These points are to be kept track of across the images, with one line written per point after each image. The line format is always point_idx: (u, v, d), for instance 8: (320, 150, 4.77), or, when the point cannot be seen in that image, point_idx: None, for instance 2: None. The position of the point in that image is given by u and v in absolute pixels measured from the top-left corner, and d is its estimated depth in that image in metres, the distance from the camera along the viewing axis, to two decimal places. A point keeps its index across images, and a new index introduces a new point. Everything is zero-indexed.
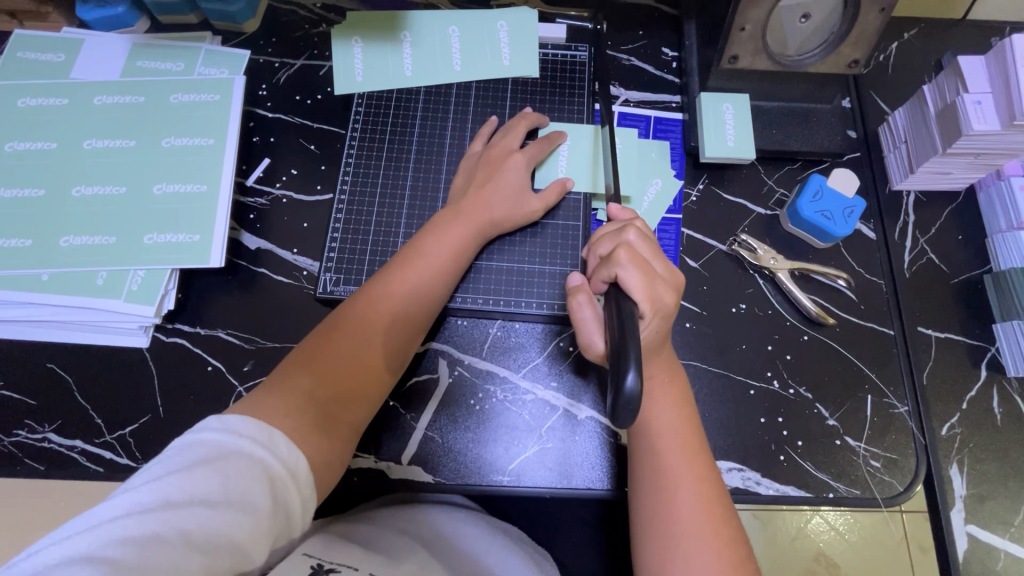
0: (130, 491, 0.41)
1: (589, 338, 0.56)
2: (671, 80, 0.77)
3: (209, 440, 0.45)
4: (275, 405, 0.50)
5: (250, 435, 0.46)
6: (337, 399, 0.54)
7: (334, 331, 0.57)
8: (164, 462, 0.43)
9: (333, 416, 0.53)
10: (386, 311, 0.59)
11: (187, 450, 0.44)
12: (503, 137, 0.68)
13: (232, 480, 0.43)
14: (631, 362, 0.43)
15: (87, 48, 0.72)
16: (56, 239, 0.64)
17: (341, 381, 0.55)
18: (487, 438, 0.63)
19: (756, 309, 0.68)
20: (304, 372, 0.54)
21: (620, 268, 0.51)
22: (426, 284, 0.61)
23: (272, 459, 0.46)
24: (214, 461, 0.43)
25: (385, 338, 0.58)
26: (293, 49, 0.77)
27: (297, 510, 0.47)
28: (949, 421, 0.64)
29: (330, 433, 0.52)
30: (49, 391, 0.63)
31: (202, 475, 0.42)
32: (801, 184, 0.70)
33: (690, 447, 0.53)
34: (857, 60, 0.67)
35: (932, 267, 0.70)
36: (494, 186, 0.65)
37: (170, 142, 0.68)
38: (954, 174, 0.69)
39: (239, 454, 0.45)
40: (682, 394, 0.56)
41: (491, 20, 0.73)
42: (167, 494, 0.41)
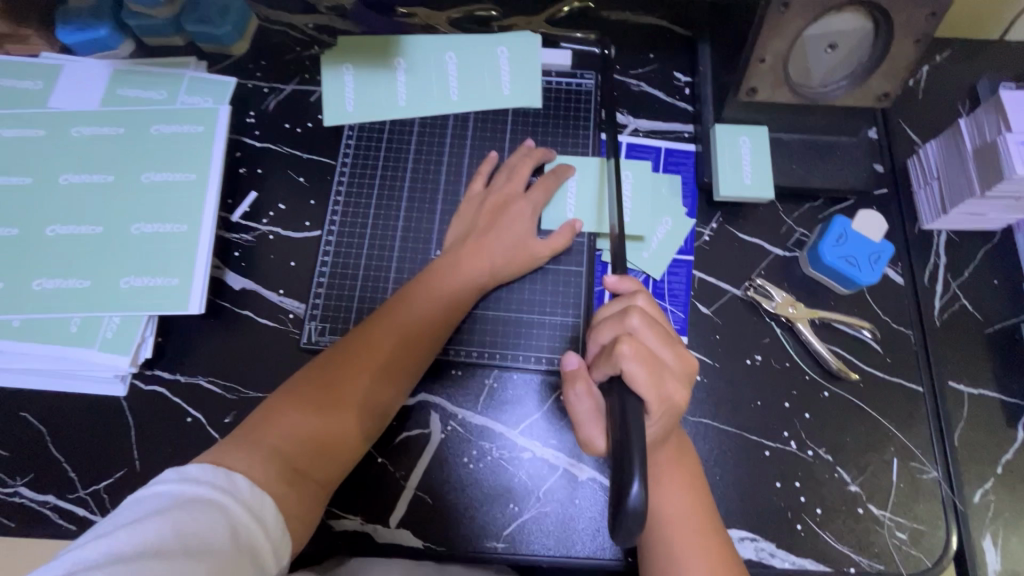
0: (75, 553, 0.38)
1: (590, 435, 0.52)
2: (684, 108, 0.72)
3: (162, 489, 0.42)
4: (244, 450, 0.48)
5: (208, 478, 0.43)
6: (313, 451, 0.51)
7: (317, 375, 0.54)
8: (114, 519, 0.40)
9: (306, 470, 0.50)
10: (374, 359, 0.55)
11: (138, 504, 0.41)
12: (511, 176, 0.64)
13: (187, 523, 0.40)
14: (636, 473, 0.39)
15: (66, 74, 0.69)
16: (29, 282, 0.60)
17: (319, 431, 0.51)
18: (481, 501, 0.59)
19: (773, 360, 0.63)
20: (280, 418, 0.51)
21: (625, 361, 0.46)
22: (414, 327, 0.57)
23: (232, 504, 0.43)
24: (169, 508, 0.40)
25: (371, 389, 0.54)
26: (282, 74, 0.73)
27: (265, 558, 0.43)
28: (982, 487, 0.60)
29: (302, 487, 0.49)
30: (22, 442, 0.60)
31: (153, 524, 0.39)
32: (823, 224, 0.65)
33: (702, 537, 0.48)
34: (887, 93, 0.61)
35: (965, 316, 0.64)
36: (499, 232, 0.61)
37: (150, 177, 0.65)
38: (991, 215, 0.64)
39: (195, 500, 0.41)
40: (692, 476, 0.51)
41: (491, 46, 0.69)
42: (114, 545, 0.38)
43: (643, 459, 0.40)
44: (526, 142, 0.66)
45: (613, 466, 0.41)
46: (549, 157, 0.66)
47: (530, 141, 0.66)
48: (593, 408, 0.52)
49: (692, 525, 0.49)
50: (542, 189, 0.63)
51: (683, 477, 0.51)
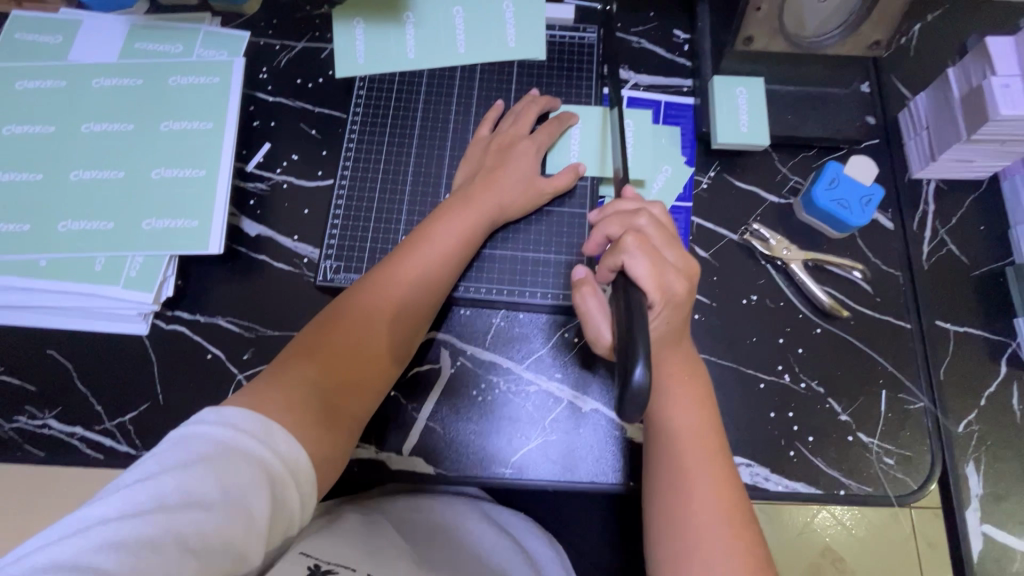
0: (126, 488, 0.41)
1: (597, 330, 0.55)
2: (683, 63, 0.74)
3: (203, 435, 0.44)
4: (274, 399, 0.49)
5: (243, 427, 0.45)
6: (338, 394, 0.53)
7: (335, 323, 0.56)
8: (160, 459, 0.43)
9: (335, 412, 0.52)
10: (390, 302, 0.57)
11: (181, 447, 0.43)
12: (515, 122, 0.66)
13: (227, 477, 0.42)
14: (639, 353, 0.42)
15: (85, 29, 0.71)
16: (54, 225, 0.63)
17: (343, 376, 0.53)
18: (490, 430, 0.62)
19: (768, 300, 0.66)
20: (303, 365, 0.53)
21: (629, 254, 0.50)
22: (431, 277, 0.59)
23: (269, 455, 0.45)
24: (210, 459, 0.43)
25: (388, 331, 0.57)
26: (294, 31, 0.75)
27: (296, 507, 0.46)
28: (966, 418, 0.62)
29: (333, 428, 0.51)
30: (49, 378, 0.63)
31: (197, 475, 0.42)
32: (816, 171, 0.67)
33: (710, 449, 0.51)
34: (878, 42, 0.64)
35: (952, 259, 0.67)
36: (504, 173, 0.63)
37: (168, 125, 0.67)
38: (978, 161, 0.66)
39: (235, 451, 0.44)
40: (704, 393, 0.54)
41: (497, 1, 0.71)
42: (162, 495, 0.40)
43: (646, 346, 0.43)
44: (531, 91, 0.69)
45: (619, 347, 0.44)
46: (552, 105, 0.68)
47: (535, 90, 0.69)
48: (601, 308, 0.56)
49: (701, 436, 0.52)
50: (544, 134, 0.66)
51: (697, 393, 0.54)
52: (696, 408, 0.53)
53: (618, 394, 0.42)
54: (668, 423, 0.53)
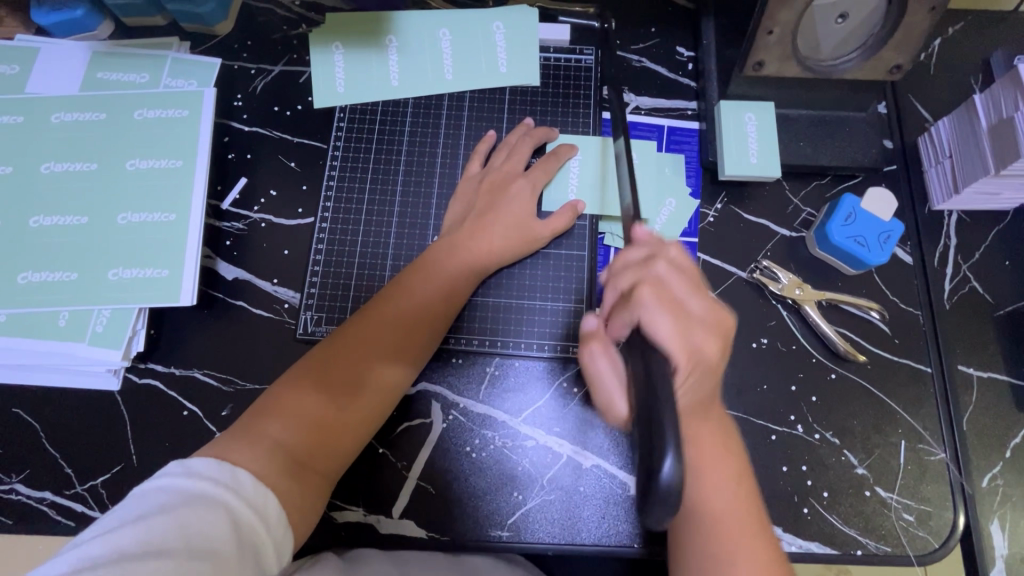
0: (77, 547, 0.37)
1: (610, 392, 0.50)
2: (687, 84, 0.69)
3: (165, 485, 0.41)
4: (240, 446, 0.46)
5: (207, 473, 0.42)
6: (312, 445, 0.49)
7: (315, 365, 0.52)
8: (119, 513, 0.39)
9: (306, 465, 0.49)
10: (375, 347, 0.54)
11: (142, 499, 0.40)
12: (509, 158, 0.62)
13: (192, 524, 0.39)
14: (667, 432, 0.36)
15: (44, 57, 0.66)
16: (14, 276, 0.58)
17: (319, 425, 0.50)
18: (485, 489, 0.58)
19: (779, 344, 0.62)
20: (277, 410, 0.50)
21: (644, 312, 0.45)
22: (417, 316, 0.55)
23: (236, 500, 0.42)
24: (172, 506, 0.40)
25: (372, 379, 0.53)
26: (269, 55, 0.70)
27: (269, 553, 0.42)
28: (991, 470, 0.59)
29: (302, 485, 0.48)
30: (15, 438, 0.59)
31: (158, 523, 0.38)
32: (831, 204, 0.63)
33: (749, 528, 0.47)
34: (899, 66, 0.59)
35: (975, 297, 0.63)
36: (495, 216, 0.59)
37: (135, 164, 0.62)
38: (1004, 193, 0.62)
39: (200, 497, 0.41)
40: (739, 468, 0.50)
41: (486, 21, 0.66)
42: (119, 544, 0.37)
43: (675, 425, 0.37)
44: (525, 122, 0.64)
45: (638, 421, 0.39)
46: (549, 137, 0.63)
47: (529, 120, 0.64)
48: (612, 368, 0.50)
49: (740, 517, 0.48)
50: (541, 171, 0.61)
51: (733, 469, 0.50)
52: (735, 486, 0.49)
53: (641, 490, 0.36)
54: (710, 504, 0.48)
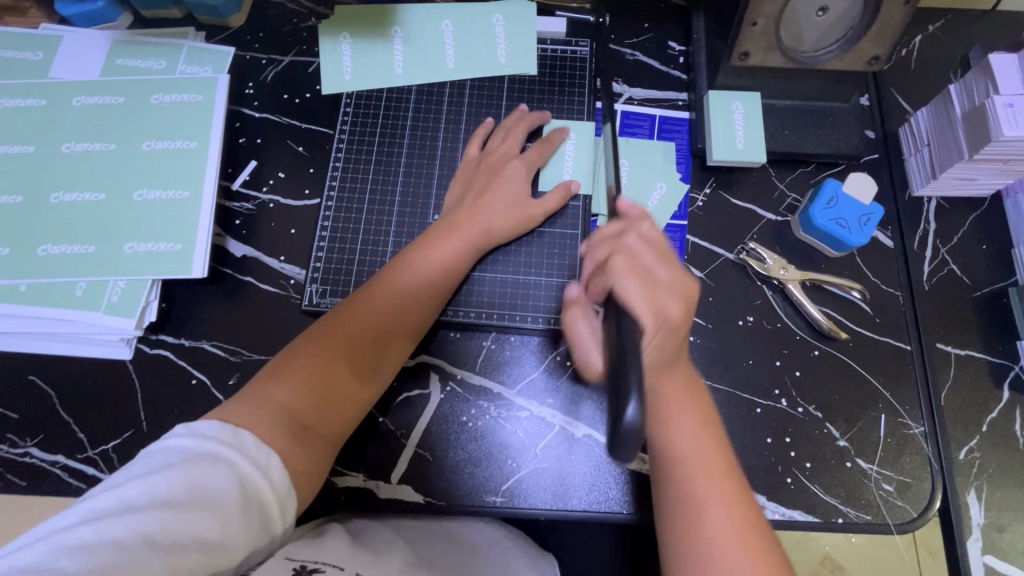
0: (91, 498, 0.40)
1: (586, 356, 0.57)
2: (678, 76, 0.73)
3: (171, 445, 0.44)
4: (247, 410, 0.49)
5: (209, 434, 0.45)
6: (316, 410, 0.52)
7: (319, 335, 0.55)
8: (130, 469, 0.42)
9: (310, 428, 0.51)
10: (377, 318, 0.56)
11: (150, 457, 0.43)
12: (501, 141, 0.65)
13: (195, 479, 0.42)
14: (632, 388, 0.40)
15: (66, 45, 0.70)
16: (34, 248, 0.61)
17: (323, 391, 0.53)
18: (481, 457, 0.61)
19: (765, 322, 0.64)
20: (281, 379, 0.52)
21: (616, 276, 0.51)
22: (415, 292, 0.58)
23: (239, 458, 0.44)
24: (176, 464, 0.42)
25: (374, 348, 0.56)
26: (280, 45, 0.73)
27: (271, 506, 0.45)
28: (967, 444, 0.61)
29: (307, 447, 0.50)
30: (30, 405, 0.62)
31: (162, 480, 0.41)
32: (815, 189, 0.66)
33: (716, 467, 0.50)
34: (878, 57, 0.62)
35: (953, 279, 0.66)
36: (490, 196, 0.62)
37: (150, 145, 0.65)
38: (980, 179, 0.65)
39: (203, 455, 0.43)
40: (705, 415, 0.53)
41: (487, 14, 0.69)
42: (127, 497, 0.40)
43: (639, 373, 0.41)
44: (519, 107, 0.67)
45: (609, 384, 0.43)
46: (542, 120, 0.67)
47: (522, 106, 0.67)
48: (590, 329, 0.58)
49: (706, 453, 0.51)
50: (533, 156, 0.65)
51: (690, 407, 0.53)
52: (694, 426, 0.52)
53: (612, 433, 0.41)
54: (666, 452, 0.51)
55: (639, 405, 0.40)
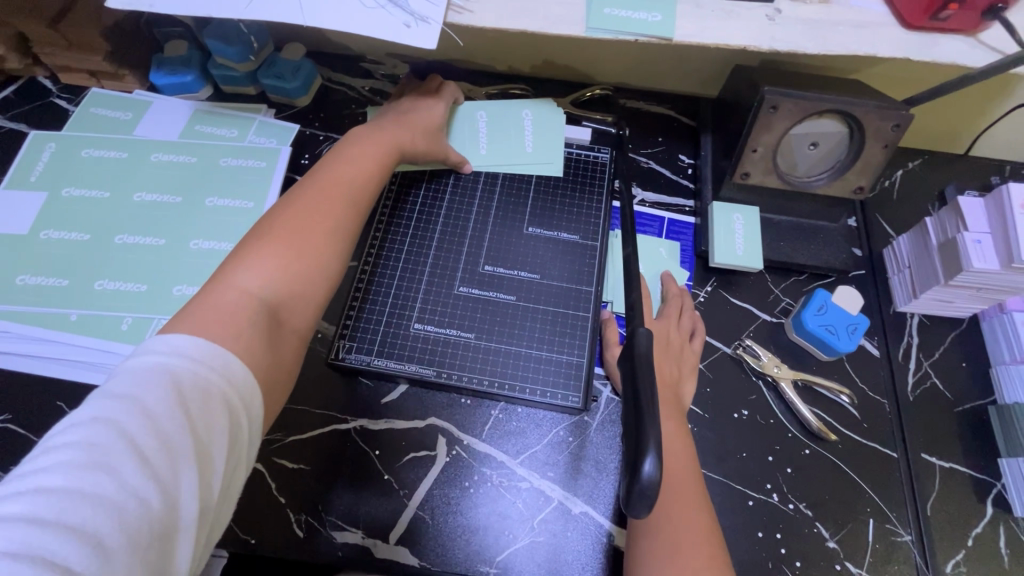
0: (78, 427, 0.39)
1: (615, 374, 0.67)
2: (686, 185, 0.82)
3: (152, 368, 0.42)
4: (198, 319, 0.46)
5: (198, 358, 0.43)
6: (278, 302, 0.52)
7: (277, 225, 0.55)
8: (112, 396, 0.40)
9: (275, 323, 0.51)
10: (346, 174, 0.62)
11: (131, 383, 0.41)
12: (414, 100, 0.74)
13: (192, 411, 0.41)
14: (652, 444, 0.36)
15: (154, 109, 0.80)
16: (91, 282, 0.67)
17: (293, 253, 0.54)
18: (478, 524, 0.62)
19: (759, 416, 0.68)
20: (238, 283, 0.51)
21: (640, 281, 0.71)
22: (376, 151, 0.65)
23: (225, 386, 0.44)
24: (163, 397, 0.41)
25: (348, 189, 0.61)
26: (337, 126, 0.84)
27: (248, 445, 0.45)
28: (953, 557, 0.62)
29: (273, 339, 0.50)
30: (52, 429, 0.63)
31: (156, 412, 0.40)
32: (807, 296, 0.72)
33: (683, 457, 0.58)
34: (862, 187, 0.71)
35: (936, 392, 0.70)
36: (423, 112, 0.73)
37: (213, 201, 0.73)
38: (957, 302, 0.71)
39: (193, 383, 0.42)
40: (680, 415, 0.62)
41: (517, 109, 0.79)
42: (124, 431, 0.39)
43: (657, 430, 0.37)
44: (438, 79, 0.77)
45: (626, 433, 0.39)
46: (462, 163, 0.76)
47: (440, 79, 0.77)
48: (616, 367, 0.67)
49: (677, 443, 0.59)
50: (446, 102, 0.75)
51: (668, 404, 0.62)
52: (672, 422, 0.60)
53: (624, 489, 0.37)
54: None
55: (655, 462, 0.36)
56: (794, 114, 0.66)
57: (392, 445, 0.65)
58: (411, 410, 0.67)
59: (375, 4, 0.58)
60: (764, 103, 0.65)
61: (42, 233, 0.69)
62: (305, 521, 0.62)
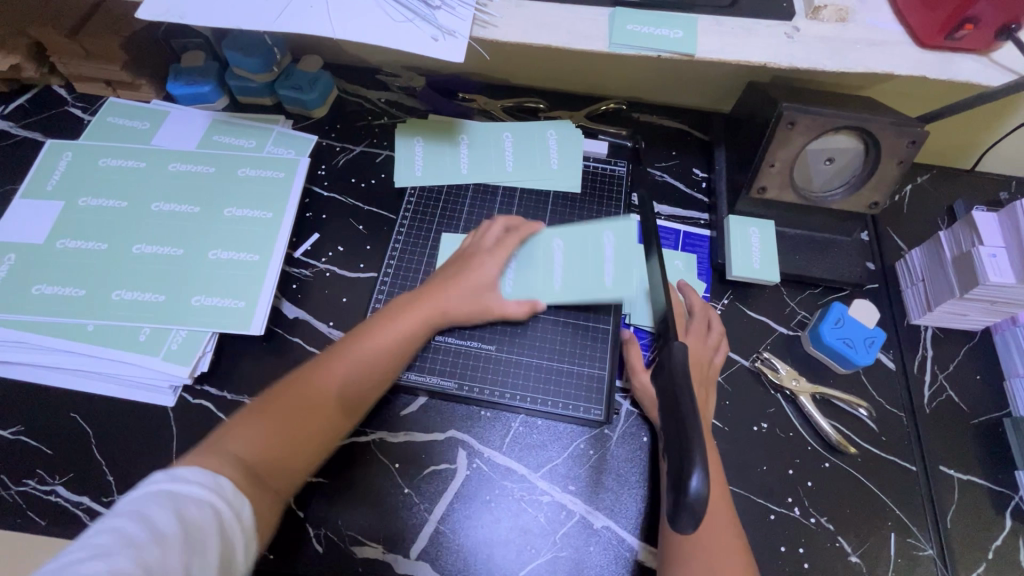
0: (75, 545, 0.41)
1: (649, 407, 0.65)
2: (700, 199, 0.83)
3: (152, 484, 0.45)
4: (245, 432, 0.54)
5: (195, 481, 0.47)
6: (283, 447, 0.55)
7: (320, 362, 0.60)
8: (112, 512, 0.43)
9: (267, 478, 0.53)
10: (368, 351, 0.61)
11: (130, 498, 0.44)
12: (483, 238, 0.71)
13: (190, 515, 0.45)
14: (697, 459, 0.36)
15: (171, 119, 0.80)
16: (109, 293, 0.66)
17: (314, 399, 0.57)
18: (501, 538, 0.61)
19: (778, 429, 0.68)
20: (279, 403, 0.57)
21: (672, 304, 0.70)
22: (385, 358, 0.61)
23: (220, 503, 0.47)
24: (165, 504, 0.44)
25: (369, 360, 0.61)
26: (354, 138, 0.84)
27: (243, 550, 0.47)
28: (975, 570, 0.62)
29: (262, 487, 0.52)
30: (67, 442, 0.62)
31: (158, 516, 0.43)
32: (823, 309, 0.73)
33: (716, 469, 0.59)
34: (876, 203, 0.72)
35: (952, 405, 0.71)
36: (477, 271, 0.68)
37: (231, 212, 0.73)
38: (971, 316, 0.72)
39: (190, 495, 0.46)
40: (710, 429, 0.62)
41: (597, 232, 0.72)
42: (126, 534, 0.42)
43: (703, 444, 0.37)
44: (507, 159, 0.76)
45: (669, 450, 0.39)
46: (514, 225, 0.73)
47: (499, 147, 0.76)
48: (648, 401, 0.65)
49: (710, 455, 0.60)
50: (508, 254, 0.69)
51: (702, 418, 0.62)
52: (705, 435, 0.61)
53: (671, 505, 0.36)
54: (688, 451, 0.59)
55: (702, 476, 0.35)
56: (812, 130, 0.66)
57: (411, 458, 0.65)
58: (429, 422, 0.67)
59: (403, 18, 0.58)
60: (783, 118, 0.65)
61: (58, 243, 0.69)
62: (324, 535, 0.61)
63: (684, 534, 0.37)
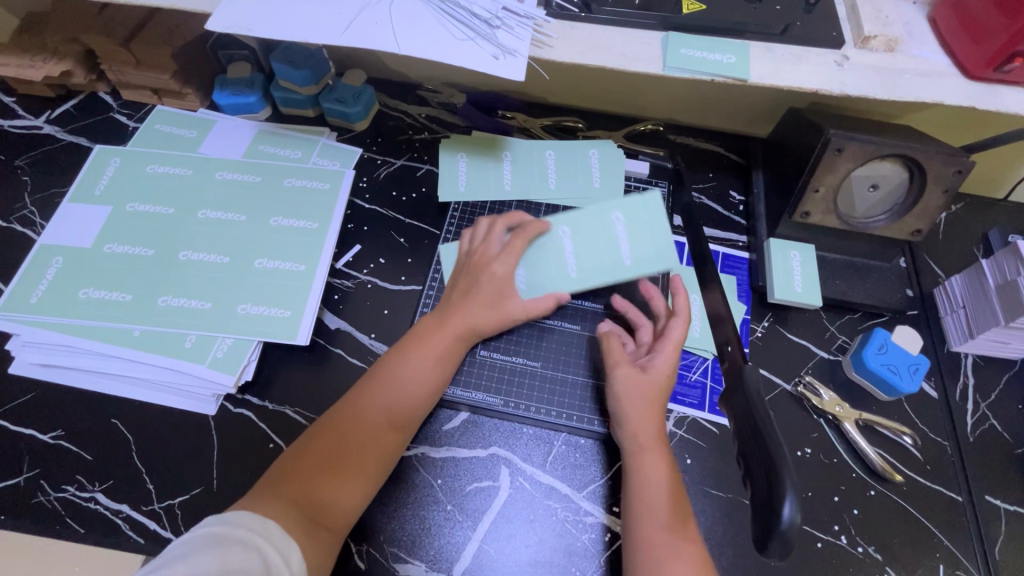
0: None
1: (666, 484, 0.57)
2: (738, 221, 0.83)
3: (205, 531, 0.46)
4: (294, 481, 0.53)
5: (244, 525, 0.47)
6: (331, 488, 0.54)
7: (358, 400, 0.59)
8: (170, 555, 0.44)
9: (319, 522, 0.52)
10: (400, 380, 0.60)
11: (188, 541, 0.45)
12: (484, 242, 0.68)
13: (235, 562, 0.44)
14: (787, 490, 0.41)
15: (217, 128, 0.81)
16: (155, 298, 0.67)
17: (356, 439, 0.57)
18: (546, 562, 0.60)
19: (821, 455, 0.67)
20: (323, 449, 0.56)
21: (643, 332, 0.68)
22: (418, 384, 0.61)
23: (271, 552, 0.47)
24: (213, 548, 0.44)
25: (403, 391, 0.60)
26: (394, 151, 0.85)
27: None
28: None
29: (314, 530, 0.51)
30: (107, 448, 0.62)
31: (205, 560, 0.43)
32: (865, 335, 0.72)
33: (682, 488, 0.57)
34: (920, 229, 0.72)
35: (995, 434, 0.70)
36: (489, 279, 0.65)
37: (277, 221, 0.73)
38: (1013, 344, 0.71)
39: (240, 540, 0.46)
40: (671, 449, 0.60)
41: (606, 213, 0.70)
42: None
43: (788, 473, 0.42)
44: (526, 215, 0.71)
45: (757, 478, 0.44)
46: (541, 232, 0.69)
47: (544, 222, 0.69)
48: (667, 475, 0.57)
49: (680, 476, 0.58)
50: (516, 251, 0.67)
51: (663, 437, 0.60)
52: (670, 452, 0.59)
53: (762, 530, 0.42)
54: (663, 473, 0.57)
55: (792, 506, 0.40)
56: (858, 156, 0.67)
57: (454, 475, 0.64)
58: (471, 438, 0.66)
59: (464, 36, 0.59)
60: (829, 145, 0.66)
61: (105, 247, 0.70)
62: (365, 551, 0.60)
63: (774, 556, 0.42)
